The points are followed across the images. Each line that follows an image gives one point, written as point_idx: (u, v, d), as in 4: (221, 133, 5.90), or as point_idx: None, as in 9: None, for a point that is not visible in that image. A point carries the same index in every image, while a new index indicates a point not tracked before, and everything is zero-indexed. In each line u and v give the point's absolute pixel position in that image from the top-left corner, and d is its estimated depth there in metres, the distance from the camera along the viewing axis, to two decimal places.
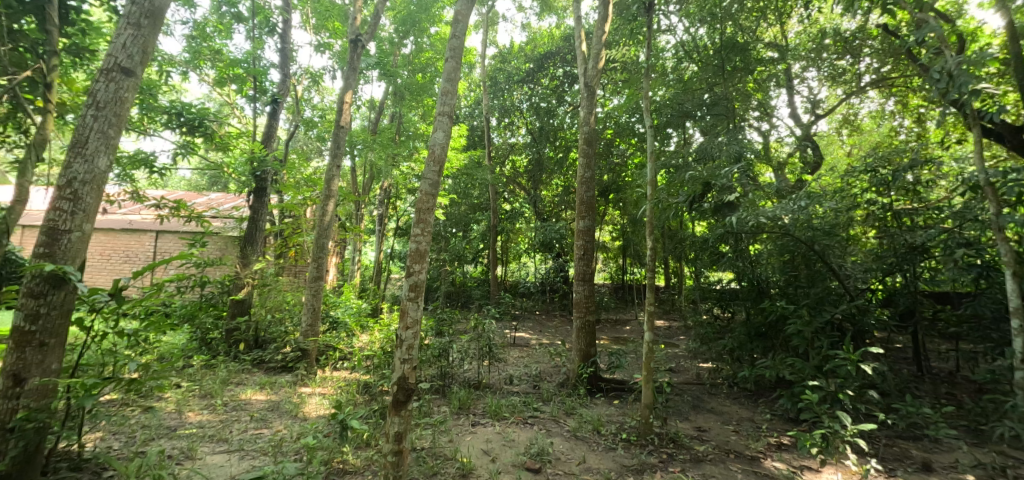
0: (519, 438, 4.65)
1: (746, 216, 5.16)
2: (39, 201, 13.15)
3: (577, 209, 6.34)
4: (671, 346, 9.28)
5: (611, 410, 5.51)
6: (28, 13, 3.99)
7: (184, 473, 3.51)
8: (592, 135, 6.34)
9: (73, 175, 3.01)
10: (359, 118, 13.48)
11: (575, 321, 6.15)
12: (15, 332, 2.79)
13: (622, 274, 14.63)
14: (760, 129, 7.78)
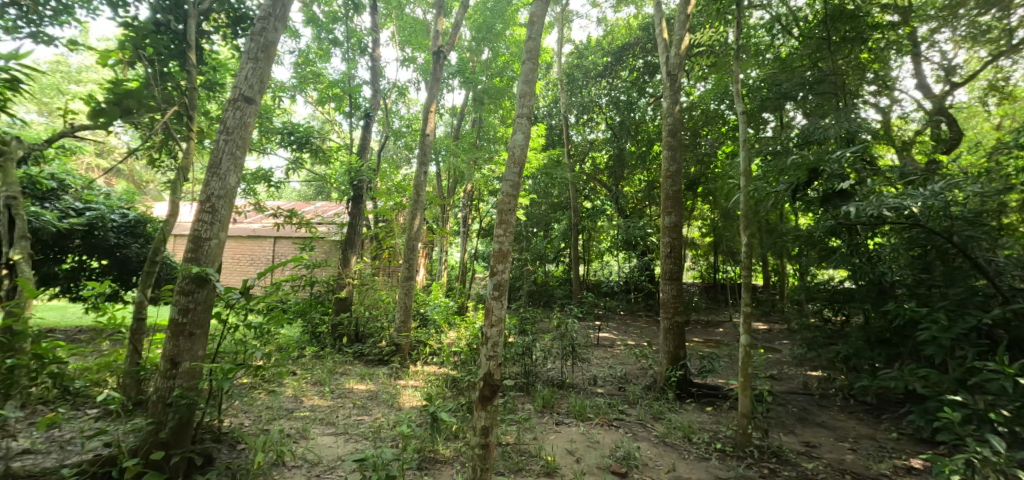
0: (605, 440, 4.67)
1: (866, 205, 4.63)
2: (188, 213, 15.87)
3: (664, 204, 6.19)
4: (773, 351, 8.66)
5: (703, 418, 5.32)
6: (173, 57, 4.73)
7: (300, 451, 4.00)
8: (677, 126, 6.10)
9: (211, 191, 3.55)
10: (442, 125, 14.18)
11: (663, 321, 6.03)
12: (172, 324, 3.36)
13: (714, 272, 13.91)
14: (879, 106, 6.98)
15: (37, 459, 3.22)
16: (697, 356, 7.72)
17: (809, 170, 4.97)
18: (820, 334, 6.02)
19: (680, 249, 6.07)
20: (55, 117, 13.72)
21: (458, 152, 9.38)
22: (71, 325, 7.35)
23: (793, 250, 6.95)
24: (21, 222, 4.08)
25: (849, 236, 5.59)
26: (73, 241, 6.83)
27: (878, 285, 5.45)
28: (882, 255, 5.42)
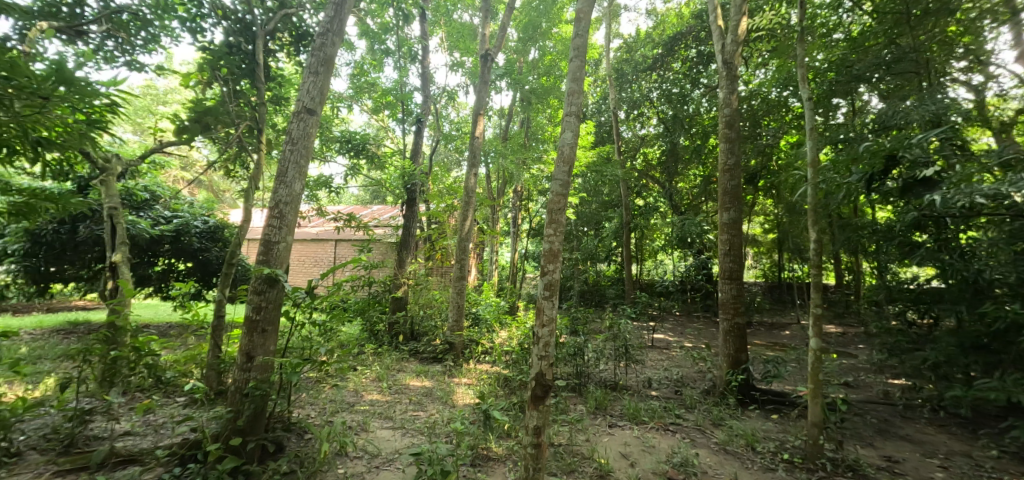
0: (660, 445, 4.58)
1: (954, 195, 4.22)
2: (259, 219, 17.00)
3: (721, 200, 5.97)
4: (847, 356, 8.11)
5: (768, 426, 5.08)
6: (244, 76, 5.15)
7: (361, 443, 4.23)
8: (734, 117, 5.87)
9: (279, 198, 3.84)
10: (491, 127, 14.39)
11: (721, 323, 5.85)
12: (247, 321, 3.66)
13: (780, 271, 13.24)
14: (970, 83, 6.33)
15: (135, 441, 3.59)
16: (760, 360, 7.38)
17: (885, 158, 4.56)
18: (901, 339, 5.61)
19: (739, 247, 5.84)
20: (145, 134, 15.18)
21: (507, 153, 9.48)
22: (162, 322, 8.12)
23: (868, 245, 6.49)
24: (121, 230, 4.57)
25: (937, 230, 5.13)
26: (162, 246, 7.54)
27: (973, 284, 4.89)
28: (977, 251, 4.87)
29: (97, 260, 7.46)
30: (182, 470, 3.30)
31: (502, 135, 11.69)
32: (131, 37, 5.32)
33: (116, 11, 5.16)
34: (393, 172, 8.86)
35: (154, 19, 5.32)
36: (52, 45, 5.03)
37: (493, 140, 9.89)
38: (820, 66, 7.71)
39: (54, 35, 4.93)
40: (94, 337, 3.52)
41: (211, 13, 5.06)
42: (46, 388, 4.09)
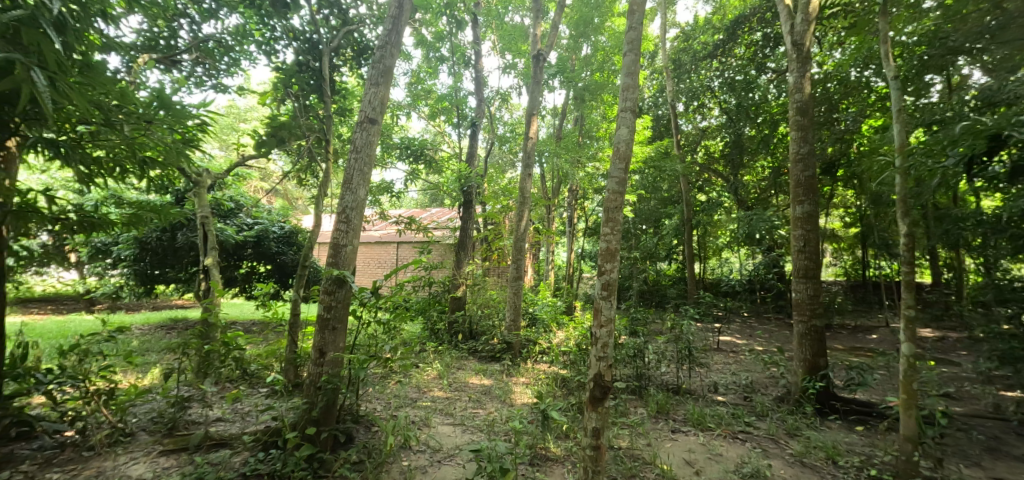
0: (729, 454, 4.36)
1: None
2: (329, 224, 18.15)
3: (795, 193, 5.64)
4: (946, 364, 7.34)
5: (852, 439, 4.70)
6: (312, 92, 5.52)
7: (423, 437, 4.42)
8: (806, 103, 5.54)
9: (346, 204, 4.10)
10: (544, 127, 14.43)
11: (797, 326, 5.57)
12: (319, 319, 3.93)
13: (864, 268, 12.30)
14: None
15: (225, 427, 3.96)
16: (842, 367, 6.85)
17: (988, 138, 3.93)
18: (1016, 345, 4.65)
19: (816, 243, 5.50)
20: (230, 149, 16.64)
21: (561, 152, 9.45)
22: (246, 320, 8.87)
23: (971, 238, 5.85)
24: (211, 237, 5.06)
25: None
26: (245, 250, 8.23)
27: None
28: None
29: (191, 264, 8.28)
30: (265, 455, 3.59)
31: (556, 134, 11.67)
32: (216, 62, 5.88)
33: (203, 40, 5.72)
34: (450, 175, 9.15)
35: (234, 45, 5.85)
36: (152, 74, 5.66)
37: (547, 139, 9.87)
38: (908, 40, 6.74)
39: (153, 66, 5.55)
40: (190, 332, 3.92)
41: (282, 35, 5.48)
42: (154, 377, 4.60)
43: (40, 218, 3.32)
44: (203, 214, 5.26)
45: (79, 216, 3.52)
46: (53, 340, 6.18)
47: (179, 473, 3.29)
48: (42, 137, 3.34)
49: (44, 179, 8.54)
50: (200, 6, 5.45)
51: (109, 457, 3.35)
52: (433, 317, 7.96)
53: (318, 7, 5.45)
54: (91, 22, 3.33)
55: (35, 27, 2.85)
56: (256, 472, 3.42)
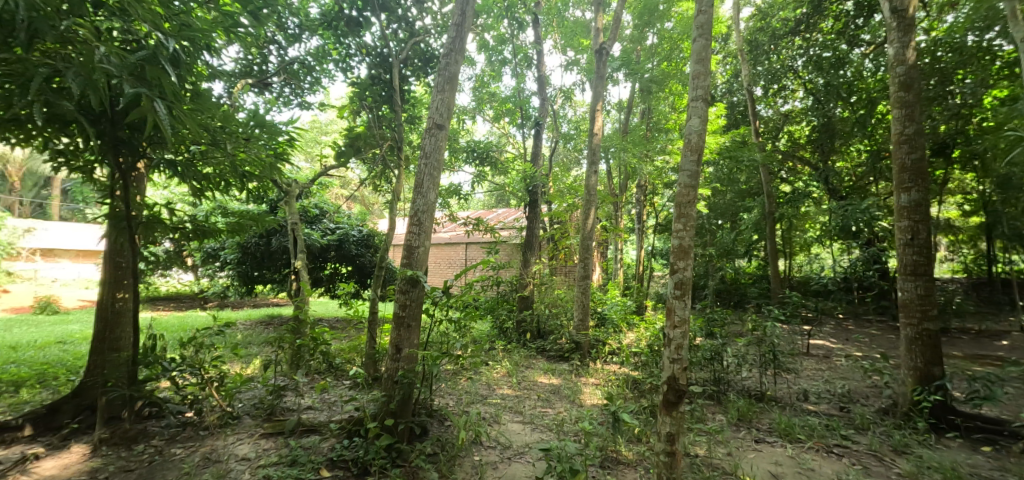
0: (822, 469, 3.95)
1: None
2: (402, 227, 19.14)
3: (898, 179, 5.11)
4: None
5: (975, 460, 4.11)
6: (383, 103, 5.87)
7: (493, 434, 4.55)
8: (911, 77, 5.01)
9: (418, 207, 4.33)
10: (609, 122, 14.20)
11: (905, 330, 5.07)
12: (396, 317, 4.19)
13: (991, 263, 10.83)
14: None
15: (315, 415, 4.33)
16: (960, 378, 6.06)
17: None
18: None
19: (922, 236, 4.96)
20: (314, 160, 18.06)
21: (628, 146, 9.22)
22: (331, 317, 9.58)
23: None
24: (301, 241, 5.54)
25: None
26: (329, 253, 8.90)
27: None
28: None
29: (284, 266, 9.08)
30: (349, 443, 3.88)
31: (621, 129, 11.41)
32: (300, 82, 6.42)
33: (289, 63, 6.27)
34: (515, 175, 9.30)
35: (315, 65, 6.36)
36: (247, 97, 6.30)
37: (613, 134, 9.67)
38: None
39: (249, 89, 6.18)
40: (284, 328, 4.32)
41: (356, 52, 5.88)
42: (255, 368, 5.13)
43: (164, 229, 3.84)
44: (293, 221, 5.77)
45: (193, 226, 4.02)
46: (173, 334, 7.06)
47: (276, 455, 3.64)
48: (163, 158, 3.85)
49: (164, 193, 9.78)
50: (286, 32, 5.99)
51: (219, 437, 3.79)
52: (502, 316, 8.14)
53: (388, 22, 5.78)
54: (199, 55, 3.79)
55: (156, 63, 3.31)
56: (342, 458, 3.71)
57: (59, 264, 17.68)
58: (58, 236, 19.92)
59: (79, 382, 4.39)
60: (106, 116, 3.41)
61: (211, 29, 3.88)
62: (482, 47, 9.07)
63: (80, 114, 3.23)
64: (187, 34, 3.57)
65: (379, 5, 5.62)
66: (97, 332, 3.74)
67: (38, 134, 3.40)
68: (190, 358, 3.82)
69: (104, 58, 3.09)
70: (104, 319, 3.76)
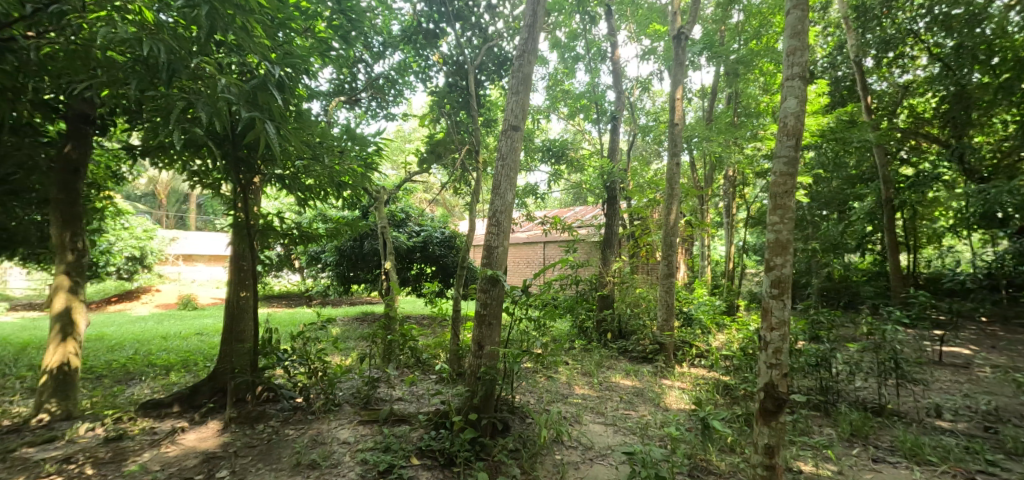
0: None
1: None
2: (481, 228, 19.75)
3: None
4: None
5: None
6: (461, 110, 6.10)
7: (575, 433, 4.51)
8: None
9: (496, 208, 4.44)
10: (692, 111, 13.40)
11: None
12: (478, 315, 4.32)
13: None
14: None
15: (405, 406, 4.62)
16: None
17: None
18: None
19: None
20: (399, 168, 19.29)
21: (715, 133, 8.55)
22: (419, 315, 10.17)
23: None
24: (389, 244, 5.97)
25: None
26: (415, 254, 9.44)
27: None
28: None
29: (376, 267, 9.82)
30: (436, 434, 4.07)
31: (705, 116, 10.67)
32: (385, 96, 6.91)
33: (375, 79, 6.77)
34: (592, 172, 9.13)
35: (398, 78, 6.80)
36: (340, 113, 6.93)
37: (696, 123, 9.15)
38: None
39: (341, 106, 6.78)
40: (377, 324, 4.70)
41: (434, 62, 6.18)
42: (352, 360, 5.62)
43: (276, 235, 4.37)
44: (383, 225, 6.25)
45: (299, 232, 4.52)
46: (286, 328, 7.97)
47: (372, 441, 3.95)
48: (273, 172, 4.36)
49: (276, 204, 11.04)
50: (372, 51, 6.48)
51: (324, 421, 4.21)
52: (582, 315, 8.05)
53: (462, 30, 5.98)
54: (299, 79, 4.21)
55: (265, 89, 3.72)
56: (430, 448, 3.89)
57: (196, 268, 20.66)
58: (196, 243, 23.32)
59: (213, 369, 5.15)
60: (229, 140, 3.91)
61: (308, 55, 4.32)
62: (554, 45, 9.01)
63: (209, 139, 3.75)
64: (290, 61, 3.98)
65: (453, 15, 5.85)
66: (226, 326, 4.34)
67: (178, 158, 4.02)
68: (299, 350, 4.31)
69: (225, 88, 3.45)
70: (231, 314, 4.35)
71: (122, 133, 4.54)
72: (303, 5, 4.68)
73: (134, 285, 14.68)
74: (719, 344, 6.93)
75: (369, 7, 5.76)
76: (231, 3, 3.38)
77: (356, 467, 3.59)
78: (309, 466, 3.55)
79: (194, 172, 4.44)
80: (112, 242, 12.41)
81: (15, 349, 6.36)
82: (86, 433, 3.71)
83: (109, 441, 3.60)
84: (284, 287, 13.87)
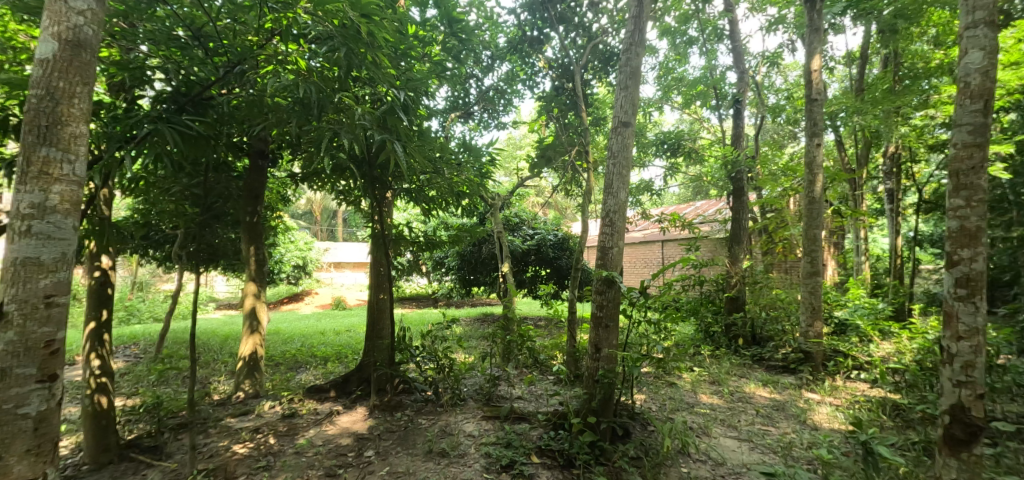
0: None
1: None
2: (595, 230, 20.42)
3: None
4: None
5: None
6: (569, 111, 6.27)
7: (703, 446, 4.12)
8: None
9: (609, 208, 4.28)
10: (835, 81, 11.65)
11: None
12: (594, 317, 4.18)
13: None
14: None
15: (524, 404, 4.78)
16: None
17: None
18: None
19: None
20: (513, 174, 20.03)
21: (870, 103, 7.27)
22: (536, 317, 10.42)
23: None
24: (505, 248, 6.28)
25: None
26: (531, 257, 9.69)
27: None
28: None
29: (494, 270, 10.33)
30: (555, 434, 4.09)
31: (852, 85, 9.11)
32: (496, 106, 7.29)
33: (486, 91, 7.19)
34: (714, 165, 8.37)
35: (507, 88, 7.12)
36: (456, 127, 7.48)
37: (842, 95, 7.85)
38: None
39: (457, 121, 7.33)
40: (497, 325, 4.96)
41: (540, 68, 6.35)
42: (474, 358, 6.00)
43: (406, 243, 4.93)
44: (499, 230, 6.60)
45: (424, 239, 5.09)
46: (417, 328, 8.83)
47: (494, 436, 4.14)
48: (402, 187, 4.90)
49: (406, 214, 12.26)
50: (482, 65, 6.99)
51: (451, 413, 4.55)
52: (708, 318, 7.49)
53: (566, 32, 6.03)
54: (420, 101, 4.61)
55: (393, 113, 4.13)
56: (549, 447, 3.93)
57: (347, 274, 23.85)
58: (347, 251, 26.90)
59: (359, 361, 5.94)
60: (366, 162, 4.45)
61: (426, 78, 4.74)
62: (664, 31, 8.50)
63: (350, 163, 4.30)
64: (412, 86, 4.37)
65: (557, 19, 5.93)
66: (369, 324, 4.95)
67: (328, 179, 4.79)
68: (428, 347, 4.76)
69: (362, 116, 3.93)
70: (372, 313, 4.97)
71: (287, 163, 5.49)
72: (419, 33, 5.16)
73: (299, 289, 17.57)
74: (885, 354, 5.83)
75: (477, 25, 6.16)
76: (363, 42, 3.82)
77: (480, 459, 3.80)
78: (439, 454, 3.86)
79: (339, 190, 5.20)
80: (283, 253, 14.97)
81: (221, 340, 8.06)
82: (269, 409, 4.57)
83: (285, 418, 4.38)
84: (415, 290, 15.33)
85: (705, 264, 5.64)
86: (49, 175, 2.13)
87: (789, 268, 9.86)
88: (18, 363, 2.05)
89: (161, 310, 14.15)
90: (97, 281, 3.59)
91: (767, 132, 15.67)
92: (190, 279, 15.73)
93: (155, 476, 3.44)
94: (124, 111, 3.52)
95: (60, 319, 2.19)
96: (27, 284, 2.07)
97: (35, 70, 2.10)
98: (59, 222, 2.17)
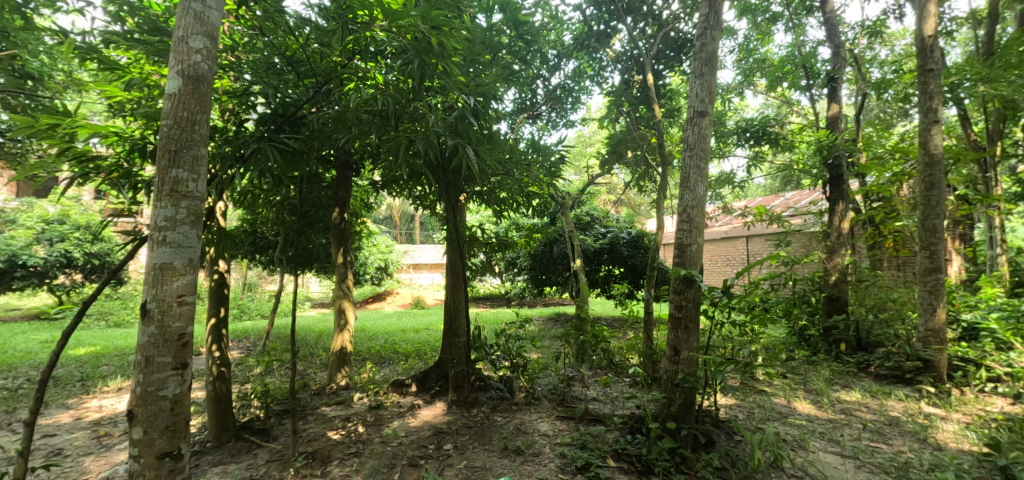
0: None
1: None
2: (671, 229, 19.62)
3: None
4: None
5: None
6: (642, 105, 6.11)
7: (800, 461, 3.69)
8: None
9: (686, 203, 3.94)
10: (957, 46, 10.12)
11: None
12: (672, 319, 3.85)
13: None
14: None
15: (600, 407, 4.71)
16: None
17: None
18: None
19: None
20: None
21: (1003, 68, 6.22)
22: (610, 317, 10.24)
23: None
24: (576, 246, 6.26)
25: None
26: (603, 256, 9.51)
27: None
28: None
29: (566, 270, 10.34)
30: (632, 438, 3.95)
31: (979, 49, 7.82)
32: (563, 104, 7.32)
33: (553, 90, 7.22)
34: (805, 151, 7.63)
35: (574, 86, 7.13)
36: (525, 128, 7.59)
37: (965, 61, 6.83)
38: None
39: (525, 122, 7.46)
40: (570, 325, 4.96)
41: (608, 61, 6.25)
42: (547, 358, 6.05)
43: (478, 245, 5.14)
44: (570, 229, 6.61)
45: (497, 241, 5.25)
46: (491, 327, 9.09)
47: (570, 436, 4.10)
48: (474, 190, 5.04)
49: (479, 216, 12.64)
50: (548, 65, 7.04)
51: (526, 412, 4.62)
52: (801, 321, 6.98)
53: (635, 23, 5.88)
54: (490, 105, 4.67)
55: (464, 118, 4.21)
56: (626, 451, 3.79)
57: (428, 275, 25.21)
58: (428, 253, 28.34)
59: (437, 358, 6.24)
60: (441, 168, 4.62)
61: (495, 83, 4.82)
62: (742, 10, 7.88)
63: (427, 169, 4.48)
64: (481, 91, 4.45)
65: (624, 11, 5.79)
66: (446, 324, 5.17)
67: (406, 186, 5.07)
68: (503, 346, 4.83)
69: (435, 124, 4.01)
70: (450, 313, 5.17)
71: (370, 172, 5.92)
72: (487, 39, 5.29)
73: (383, 289, 18.86)
74: None
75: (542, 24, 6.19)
76: (433, 53, 3.95)
77: (554, 459, 3.78)
78: (514, 451, 3.90)
79: (416, 196, 5.53)
80: (367, 256, 16.12)
81: (316, 335, 8.89)
82: (358, 400, 4.97)
83: (372, 408, 4.72)
84: (489, 290, 15.81)
85: (797, 260, 5.10)
86: (178, 192, 2.49)
87: (903, 264, 8.69)
88: (159, 352, 2.42)
89: (267, 308, 15.90)
90: (216, 283, 4.13)
91: (870, 111, 13.97)
92: (291, 280, 17.45)
93: (265, 455, 3.88)
94: (233, 132, 3.88)
95: (189, 315, 2.54)
96: (163, 286, 2.44)
97: (166, 104, 2.47)
98: (186, 232, 2.53)
